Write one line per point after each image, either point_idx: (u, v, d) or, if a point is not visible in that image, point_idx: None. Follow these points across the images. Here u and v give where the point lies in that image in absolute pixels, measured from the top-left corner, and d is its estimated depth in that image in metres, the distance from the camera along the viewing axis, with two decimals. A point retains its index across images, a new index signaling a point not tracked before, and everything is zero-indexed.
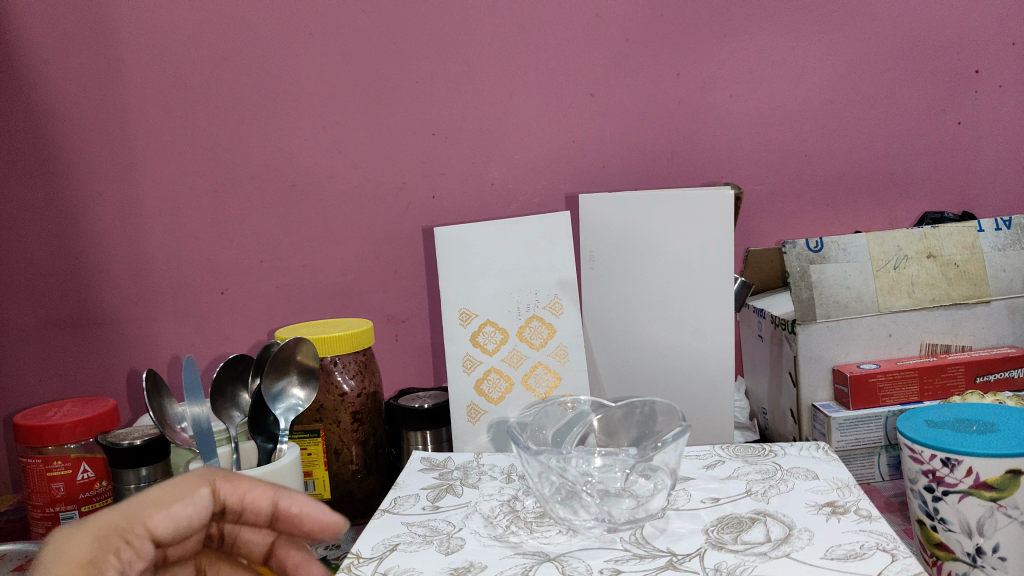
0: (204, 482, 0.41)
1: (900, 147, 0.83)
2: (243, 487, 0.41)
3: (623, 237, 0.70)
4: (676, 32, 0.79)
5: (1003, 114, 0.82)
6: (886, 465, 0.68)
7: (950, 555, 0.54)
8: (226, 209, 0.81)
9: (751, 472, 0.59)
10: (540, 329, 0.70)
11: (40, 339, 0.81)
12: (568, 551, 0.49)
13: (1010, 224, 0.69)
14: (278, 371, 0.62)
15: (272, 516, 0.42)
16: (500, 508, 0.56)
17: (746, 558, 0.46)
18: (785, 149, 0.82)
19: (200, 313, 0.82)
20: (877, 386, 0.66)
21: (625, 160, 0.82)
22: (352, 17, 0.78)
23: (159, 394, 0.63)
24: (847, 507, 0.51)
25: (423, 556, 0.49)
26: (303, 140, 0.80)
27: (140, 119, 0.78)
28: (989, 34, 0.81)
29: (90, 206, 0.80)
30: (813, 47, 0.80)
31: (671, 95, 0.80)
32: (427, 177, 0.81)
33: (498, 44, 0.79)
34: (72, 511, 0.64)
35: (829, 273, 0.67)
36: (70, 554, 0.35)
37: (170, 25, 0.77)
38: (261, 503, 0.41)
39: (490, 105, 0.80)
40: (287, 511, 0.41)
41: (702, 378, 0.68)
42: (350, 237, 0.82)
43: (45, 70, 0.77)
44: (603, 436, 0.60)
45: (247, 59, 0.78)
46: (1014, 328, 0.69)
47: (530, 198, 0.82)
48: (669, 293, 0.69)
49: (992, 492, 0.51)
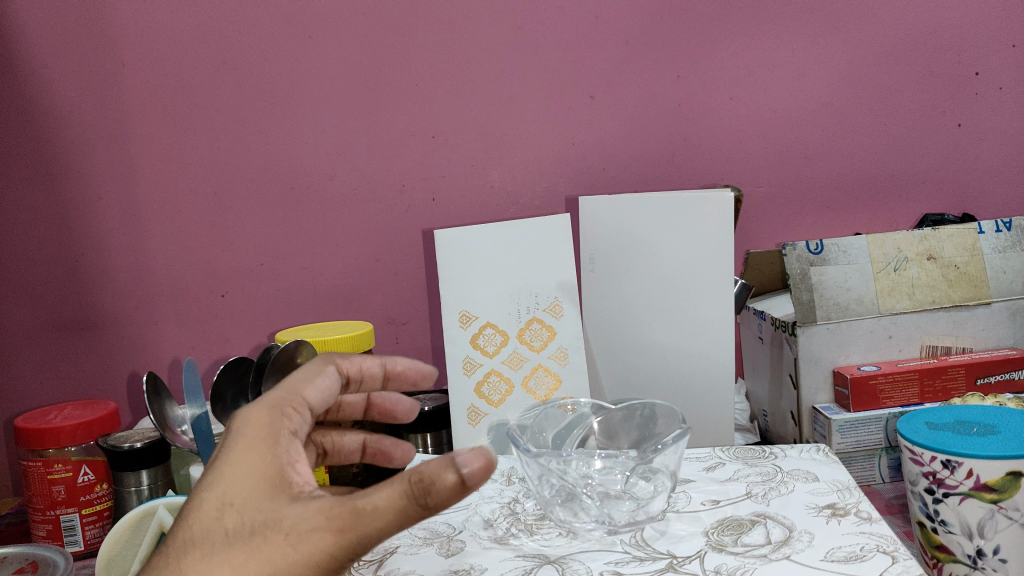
0: (329, 362, 0.45)
1: (899, 150, 0.83)
2: (358, 360, 0.48)
3: (623, 240, 0.70)
4: (676, 35, 0.79)
5: (1003, 116, 0.83)
6: (886, 468, 0.68)
7: (950, 557, 0.54)
8: (226, 212, 0.81)
9: (752, 475, 0.59)
10: (540, 332, 0.70)
11: (40, 342, 0.81)
12: (569, 553, 0.49)
13: (1010, 226, 0.69)
14: (280, 373, 0.61)
15: (383, 379, 0.50)
16: (500, 510, 0.56)
17: (747, 560, 0.46)
18: (785, 151, 0.82)
19: (201, 316, 0.83)
20: (877, 388, 0.66)
21: (625, 162, 0.82)
22: (352, 21, 0.78)
23: (160, 397, 0.65)
24: (847, 509, 0.51)
25: (422, 558, 0.50)
26: (303, 143, 0.80)
27: (141, 122, 0.79)
28: (990, 36, 0.81)
29: (91, 209, 0.80)
30: (813, 49, 0.80)
31: (671, 98, 0.80)
32: (427, 179, 0.81)
33: (499, 46, 0.79)
34: (72, 513, 0.64)
35: (829, 275, 0.67)
36: (253, 421, 0.39)
37: (171, 28, 0.77)
38: (376, 367, 0.49)
39: (490, 107, 0.80)
40: (397, 370, 0.51)
41: (702, 381, 0.68)
42: (351, 239, 0.82)
43: (46, 72, 0.77)
44: (603, 439, 0.60)
45: (248, 62, 0.78)
46: (1014, 330, 0.69)
47: (530, 201, 0.82)
48: (668, 295, 0.69)
49: (992, 494, 0.51)
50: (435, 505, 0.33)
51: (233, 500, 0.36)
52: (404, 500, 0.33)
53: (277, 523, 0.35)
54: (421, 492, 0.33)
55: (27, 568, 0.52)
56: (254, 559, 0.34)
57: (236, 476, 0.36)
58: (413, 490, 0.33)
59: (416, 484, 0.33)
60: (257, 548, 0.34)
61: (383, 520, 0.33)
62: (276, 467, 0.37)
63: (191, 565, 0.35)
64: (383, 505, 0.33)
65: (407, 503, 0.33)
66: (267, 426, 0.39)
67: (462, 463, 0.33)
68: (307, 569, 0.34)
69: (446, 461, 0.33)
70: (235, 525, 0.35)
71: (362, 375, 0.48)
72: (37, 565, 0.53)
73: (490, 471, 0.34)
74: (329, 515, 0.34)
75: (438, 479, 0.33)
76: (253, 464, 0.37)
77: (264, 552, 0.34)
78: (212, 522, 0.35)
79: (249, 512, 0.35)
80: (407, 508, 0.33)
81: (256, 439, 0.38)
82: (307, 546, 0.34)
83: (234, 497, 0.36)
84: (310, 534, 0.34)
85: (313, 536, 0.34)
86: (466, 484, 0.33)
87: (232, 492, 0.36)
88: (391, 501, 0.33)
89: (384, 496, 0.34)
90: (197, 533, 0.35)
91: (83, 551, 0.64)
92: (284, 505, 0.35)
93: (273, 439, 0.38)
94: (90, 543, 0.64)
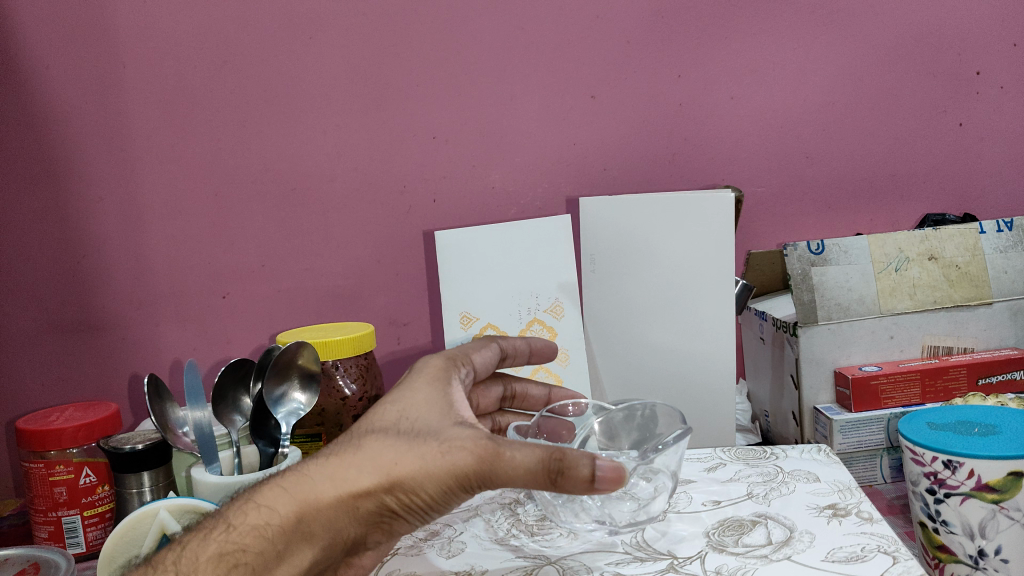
0: (491, 339, 0.56)
1: (900, 148, 0.83)
2: (513, 340, 0.57)
3: (624, 241, 0.70)
4: (677, 35, 0.79)
5: (1005, 114, 0.82)
6: (887, 468, 0.67)
7: (952, 557, 0.54)
8: (227, 214, 0.81)
9: (752, 475, 0.59)
10: (541, 333, 0.70)
11: (41, 344, 0.82)
12: (569, 554, 0.50)
13: (1012, 226, 0.69)
14: (279, 375, 0.62)
15: (529, 355, 0.59)
16: (502, 511, 0.57)
17: (747, 561, 0.46)
18: (785, 151, 0.82)
19: (202, 317, 0.83)
20: (878, 389, 0.65)
21: (626, 163, 0.82)
22: (352, 21, 0.78)
23: (161, 398, 0.66)
24: (847, 509, 0.51)
25: (423, 560, 0.50)
26: (304, 144, 0.80)
27: (142, 124, 0.79)
28: (991, 34, 0.81)
29: (92, 211, 0.80)
30: (814, 48, 0.80)
31: (671, 98, 0.80)
32: (427, 180, 0.81)
33: (499, 46, 0.79)
34: (73, 515, 0.64)
35: (830, 275, 0.67)
36: (431, 366, 0.49)
37: (172, 29, 0.77)
38: (523, 346, 0.58)
39: (491, 108, 0.80)
40: (539, 349, 0.59)
41: (702, 382, 0.69)
42: (352, 240, 0.82)
43: (45, 74, 0.77)
44: (603, 439, 0.59)
45: (250, 64, 0.78)
46: (1015, 330, 0.69)
47: (530, 202, 0.82)
48: (667, 297, 0.69)
49: (994, 495, 0.51)
50: (563, 483, 0.39)
51: (410, 413, 0.44)
52: (540, 464, 0.39)
53: (438, 433, 0.42)
54: (556, 468, 0.39)
55: (28, 569, 0.53)
56: (413, 452, 0.42)
57: (415, 397, 0.45)
58: (552, 459, 0.39)
59: (556, 460, 0.39)
60: (417, 446, 0.42)
61: (518, 467, 0.39)
62: (448, 400, 0.45)
63: (367, 441, 0.43)
64: (521, 458, 0.40)
65: (542, 468, 0.39)
66: (448, 369, 0.49)
67: (599, 468, 0.39)
68: (449, 475, 0.41)
69: (590, 461, 0.39)
70: (408, 425, 0.43)
71: (514, 352, 0.57)
72: (38, 567, 0.53)
73: (617, 483, 0.39)
74: (478, 441, 0.40)
75: (576, 465, 0.39)
76: (429, 394, 0.45)
77: (424, 453, 0.41)
78: (391, 418, 0.44)
79: (419, 421, 0.43)
80: (540, 470, 0.39)
81: (437, 374, 0.48)
82: (454, 457, 0.41)
83: (412, 408, 0.44)
84: (459, 450, 0.41)
85: (460, 453, 0.41)
86: (596, 480, 0.39)
87: (411, 404, 0.45)
88: (529, 458, 0.39)
89: (525, 452, 0.40)
90: (376, 424, 0.44)
91: (84, 553, 0.65)
92: (448, 423, 0.43)
93: (449, 379, 0.47)
94: (92, 545, 0.65)
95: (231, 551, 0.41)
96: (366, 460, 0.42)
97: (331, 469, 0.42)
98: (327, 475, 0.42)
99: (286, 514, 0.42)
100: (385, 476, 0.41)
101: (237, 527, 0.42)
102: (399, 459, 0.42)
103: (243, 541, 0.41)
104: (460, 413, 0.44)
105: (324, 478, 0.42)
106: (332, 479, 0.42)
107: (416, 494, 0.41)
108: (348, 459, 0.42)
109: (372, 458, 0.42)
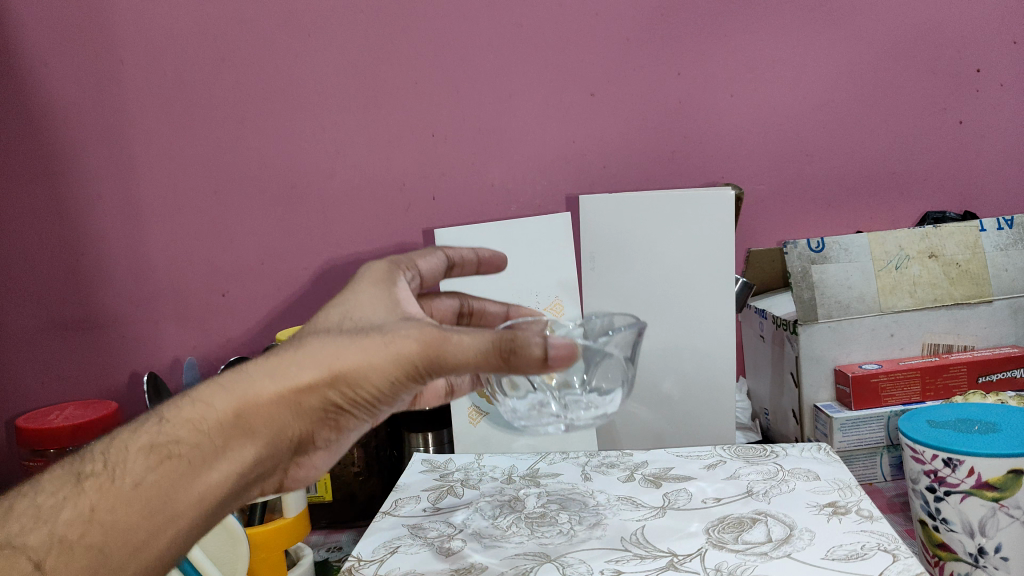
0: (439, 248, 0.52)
1: (900, 146, 0.82)
2: (461, 248, 0.54)
3: (624, 239, 0.69)
4: (677, 31, 0.79)
5: (1006, 111, 0.82)
6: (887, 465, 0.68)
7: (952, 555, 0.54)
8: (225, 211, 0.81)
9: (752, 473, 0.59)
10: None
11: (41, 342, 0.82)
12: (569, 552, 0.49)
13: (1012, 224, 0.69)
14: None
15: (477, 264, 0.54)
16: (501, 507, 0.57)
17: (747, 558, 0.46)
18: (785, 149, 0.82)
19: (201, 315, 0.83)
20: (878, 386, 0.65)
21: (626, 161, 0.82)
22: (351, 18, 0.78)
23: (160, 397, 0.66)
24: (848, 507, 0.51)
25: (422, 558, 0.50)
26: (303, 141, 0.80)
27: (140, 122, 0.79)
28: (991, 31, 0.80)
29: (91, 208, 0.80)
30: (813, 46, 0.80)
31: (671, 96, 0.80)
32: (427, 178, 0.81)
33: (498, 42, 0.79)
34: None
35: (830, 272, 0.67)
36: (374, 272, 0.45)
37: (171, 26, 0.77)
38: (472, 255, 0.54)
39: (490, 105, 0.80)
40: (488, 260, 0.55)
41: (701, 380, 0.69)
42: (350, 237, 0.82)
43: (43, 72, 0.77)
44: None
45: (248, 61, 0.78)
46: (1015, 328, 0.69)
47: (530, 200, 0.82)
48: (666, 295, 0.69)
49: (993, 493, 0.51)
50: (515, 364, 0.37)
51: (353, 313, 0.40)
52: (492, 344, 0.37)
53: (384, 326, 0.38)
54: (508, 347, 0.36)
55: None
56: (358, 345, 0.37)
57: (358, 299, 0.41)
58: (503, 340, 0.37)
59: (509, 338, 0.36)
60: (362, 338, 0.37)
61: (468, 352, 0.37)
62: (393, 301, 0.42)
63: (309, 338, 0.38)
64: (470, 343, 0.37)
65: (494, 349, 0.37)
66: (391, 274, 0.45)
67: (554, 344, 0.37)
68: (396, 364, 0.37)
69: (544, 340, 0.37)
70: (352, 322, 0.39)
71: (462, 261, 0.53)
72: None
73: (569, 361, 0.37)
74: (425, 328, 0.37)
75: (530, 343, 0.36)
76: (373, 296, 0.42)
77: (371, 343, 0.37)
78: (334, 319, 0.40)
79: (364, 319, 0.40)
80: (491, 349, 0.37)
81: (380, 280, 0.44)
82: (399, 345, 0.37)
83: (355, 309, 0.41)
84: (405, 338, 0.37)
85: (407, 341, 0.37)
86: (551, 359, 0.37)
87: (354, 306, 0.41)
88: (479, 341, 0.37)
89: (474, 337, 0.37)
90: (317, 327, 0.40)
91: None
92: (393, 319, 0.39)
93: (392, 283, 0.44)
94: None
95: (163, 442, 0.34)
96: (308, 352, 0.37)
97: (271, 364, 0.37)
98: (266, 370, 0.37)
99: (223, 410, 0.35)
100: (329, 369, 0.36)
101: (170, 419, 0.35)
102: (342, 351, 0.37)
103: (177, 434, 0.34)
104: (406, 312, 0.41)
105: (263, 373, 0.36)
106: (273, 372, 0.36)
107: (362, 387, 0.37)
108: (288, 355, 0.37)
109: (314, 351, 0.37)
